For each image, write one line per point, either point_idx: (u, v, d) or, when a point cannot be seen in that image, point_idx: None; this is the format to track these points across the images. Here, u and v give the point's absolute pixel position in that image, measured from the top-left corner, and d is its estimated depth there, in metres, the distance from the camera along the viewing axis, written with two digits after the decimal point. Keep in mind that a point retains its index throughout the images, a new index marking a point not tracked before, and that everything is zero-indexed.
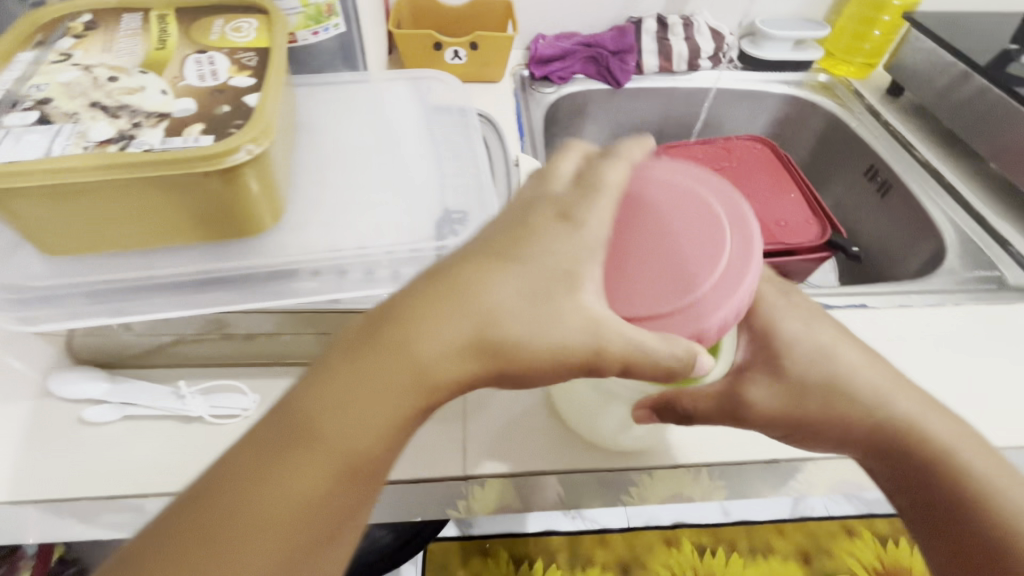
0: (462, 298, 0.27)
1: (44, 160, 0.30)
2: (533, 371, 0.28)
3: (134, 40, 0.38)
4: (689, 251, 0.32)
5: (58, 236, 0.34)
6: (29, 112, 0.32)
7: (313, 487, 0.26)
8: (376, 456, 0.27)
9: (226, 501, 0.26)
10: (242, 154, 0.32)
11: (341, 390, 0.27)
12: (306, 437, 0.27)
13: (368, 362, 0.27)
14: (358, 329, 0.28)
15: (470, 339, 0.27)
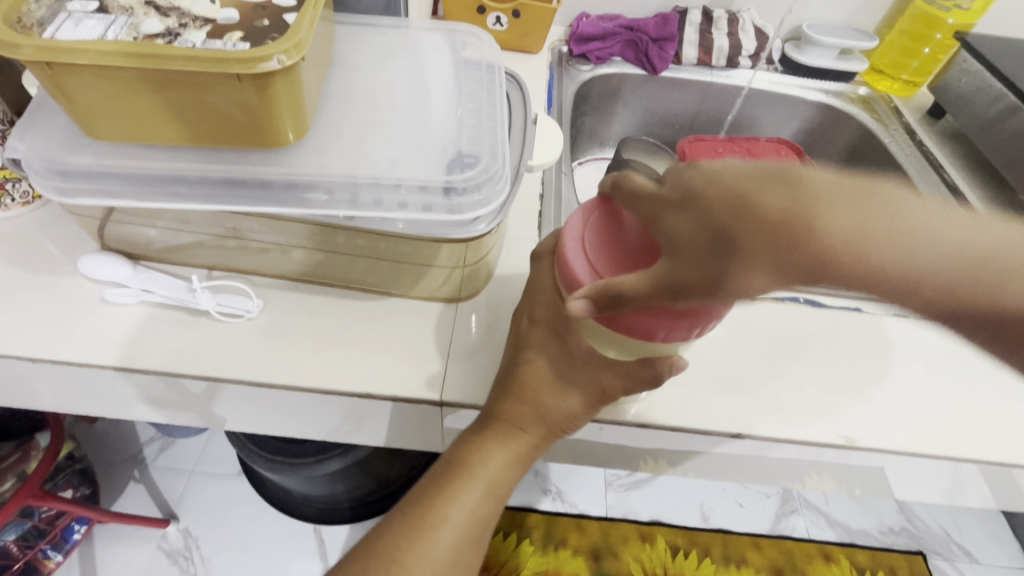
0: (548, 363, 0.42)
1: (98, 42, 0.33)
2: (592, 403, 0.41)
3: None
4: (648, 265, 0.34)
5: (101, 118, 0.37)
6: (91, 1, 0.35)
7: (530, 446, 0.42)
8: (526, 451, 0.42)
9: (473, 458, 0.41)
10: (274, 63, 0.34)
11: (564, 390, 0.41)
12: (522, 421, 0.42)
13: (550, 368, 0.42)
14: (534, 354, 0.42)
15: (572, 404, 0.41)
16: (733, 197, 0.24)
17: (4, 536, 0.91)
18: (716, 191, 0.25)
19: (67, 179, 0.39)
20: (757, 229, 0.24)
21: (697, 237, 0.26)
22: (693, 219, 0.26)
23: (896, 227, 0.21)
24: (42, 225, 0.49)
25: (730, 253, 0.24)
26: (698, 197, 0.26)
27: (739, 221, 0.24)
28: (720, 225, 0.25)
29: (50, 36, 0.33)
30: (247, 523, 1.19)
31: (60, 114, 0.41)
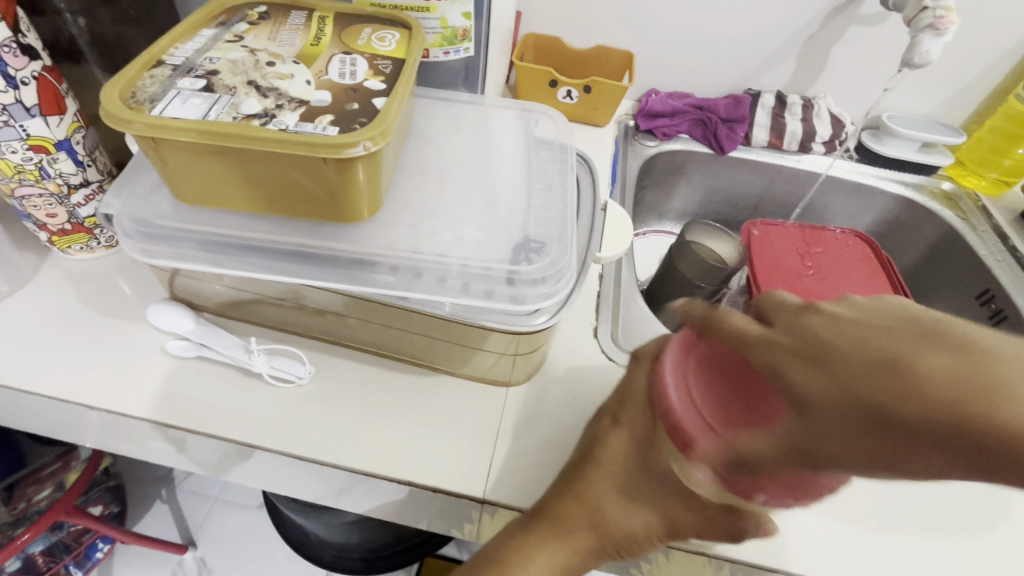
0: (616, 472, 0.37)
1: (200, 121, 0.34)
2: (668, 526, 0.36)
3: (295, 35, 0.43)
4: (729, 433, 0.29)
5: (191, 186, 0.39)
6: (199, 79, 0.37)
7: (581, 558, 0.37)
8: (579, 562, 0.37)
9: (519, 560, 0.36)
10: (359, 149, 0.35)
11: (633, 507, 0.36)
12: (575, 528, 0.36)
13: (623, 477, 0.36)
14: (602, 456, 0.37)
15: (641, 523, 0.36)
16: (884, 355, 0.20)
17: (32, 547, 0.92)
18: (856, 342, 0.22)
19: (149, 241, 0.41)
20: (901, 406, 0.19)
21: (829, 395, 0.22)
22: (843, 357, 0.22)
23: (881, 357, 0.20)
24: (120, 268, 0.51)
25: (808, 357, 0.23)
26: (829, 347, 0.22)
27: (902, 386, 0.19)
28: (842, 389, 0.21)
29: (158, 113, 0.34)
30: (263, 560, 1.17)
31: (154, 177, 0.43)
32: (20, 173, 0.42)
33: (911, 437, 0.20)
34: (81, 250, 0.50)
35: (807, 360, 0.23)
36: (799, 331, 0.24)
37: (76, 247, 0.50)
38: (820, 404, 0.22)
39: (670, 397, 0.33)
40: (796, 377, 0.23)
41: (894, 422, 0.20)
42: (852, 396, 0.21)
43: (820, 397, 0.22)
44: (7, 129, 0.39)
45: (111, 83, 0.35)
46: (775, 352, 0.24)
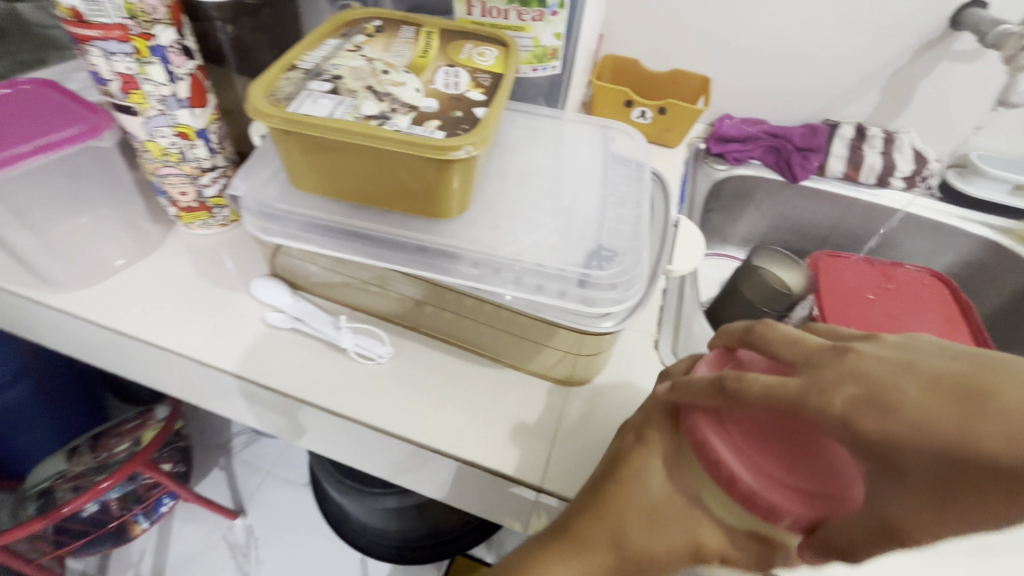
0: (637, 482, 0.32)
1: (327, 119, 0.39)
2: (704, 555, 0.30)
3: (406, 48, 0.48)
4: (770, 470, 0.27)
5: (306, 175, 0.44)
6: (326, 83, 0.42)
7: None
8: None
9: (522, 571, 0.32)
10: (461, 152, 0.38)
11: (660, 530, 0.31)
12: (595, 549, 0.31)
13: (645, 496, 0.31)
14: (626, 476, 0.33)
15: (674, 547, 0.31)
16: (959, 396, 0.20)
17: (110, 493, 1.02)
18: (924, 382, 0.22)
19: (265, 220, 0.46)
20: (1005, 457, 0.19)
21: (904, 441, 0.21)
22: (915, 399, 0.21)
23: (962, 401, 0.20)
24: (228, 244, 0.58)
25: (873, 401, 0.22)
26: (894, 389, 0.22)
27: (983, 429, 0.19)
28: (952, 436, 0.20)
29: (293, 110, 0.40)
30: (304, 536, 1.23)
31: (274, 165, 0.49)
32: (165, 155, 0.49)
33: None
34: (201, 226, 0.57)
35: (899, 419, 0.21)
36: (860, 382, 0.23)
37: (197, 223, 0.56)
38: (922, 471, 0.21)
39: (701, 427, 0.30)
40: (894, 450, 0.21)
41: (998, 473, 0.19)
42: (928, 443, 0.20)
43: (918, 465, 0.21)
44: (161, 116, 0.46)
45: (256, 81, 0.41)
46: (846, 421, 0.22)
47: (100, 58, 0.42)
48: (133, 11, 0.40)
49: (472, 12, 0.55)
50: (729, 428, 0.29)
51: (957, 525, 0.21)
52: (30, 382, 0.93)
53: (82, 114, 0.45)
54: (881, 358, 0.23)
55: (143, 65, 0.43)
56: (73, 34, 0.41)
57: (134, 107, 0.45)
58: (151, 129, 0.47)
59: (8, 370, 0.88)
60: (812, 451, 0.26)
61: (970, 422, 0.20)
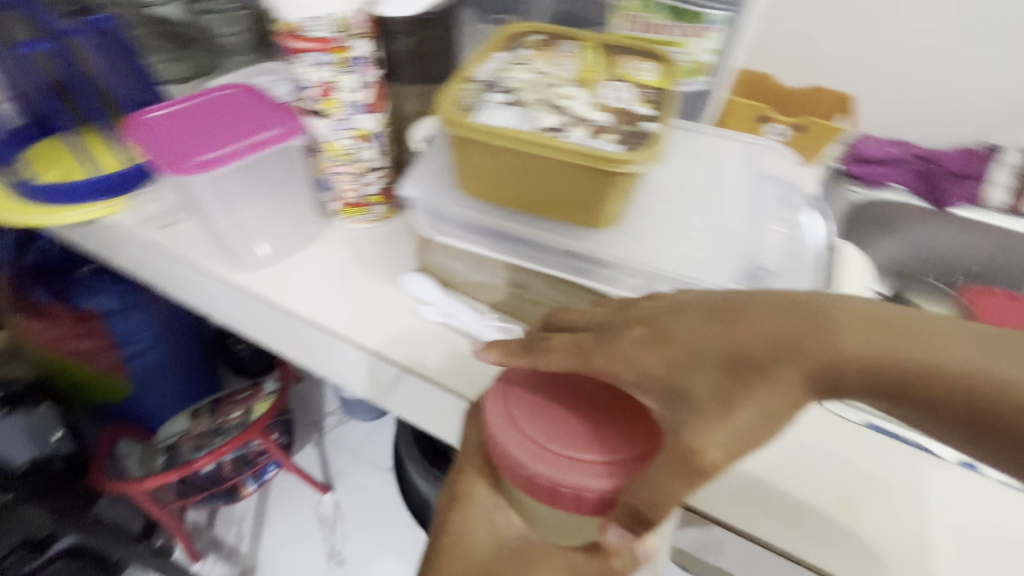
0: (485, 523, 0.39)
1: (508, 128, 0.41)
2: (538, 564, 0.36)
3: (570, 62, 0.50)
4: (551, 444, 0.35)
5: (474, 180, 0.48)
6: (503, 93, 0.45)
7: None
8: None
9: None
10: (634, 166, 0.40)
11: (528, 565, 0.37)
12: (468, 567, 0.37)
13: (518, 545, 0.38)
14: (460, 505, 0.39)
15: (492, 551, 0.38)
16: (874, 321, 0.27)
17: (228, 454, 1.12)
18: (860, 322, 0.27)
19: (434, 219, 0.51)
20: (766, 355, 0.28)
21: (834, 355, 0.27)
22: (850, 322, 0.27)
23: (878, 322, 0.27)
24: (375, 238, 0.62)
25: (820, 320, 0.28)
26: (835, 318, 0.28)
27: (893, 344, 0.27)
28: (882, 352, 0.26)
29: (478, 118, 0.42)
30: (384, 520, 1.29)
31: (439, 169, 0.53)
32: (341, 154, 0.54)
33: (789, 392, 0.27)
34: (362, 221, 0.62)
35: (656, 352, 0.31)
36: (712, 318, 0.30)
37: (358, 218, 0.61)
38: (686, 373, 0.29)
39: (491, 420, 0.37)
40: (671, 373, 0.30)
41: (897, 374, 0.26)
42: (851, 354, 0.27)
43: (682, 366, 0.30)
44: (345, 120, 0.51)
45: (443, 92, 0.44)
46: (665, 356, 0.30)
47: (306, 67, 0.47)
48: (344, 26, 0.45)
49: (628, 27, 0.56)
50: (520, 424, 0.36)
51: None
52: (164, 348, 1.11)
53: (281, 113, 0.51)
54: (713, 305, 0.31)
55: (340, 73, 0.48)
56: (287, 45, 0.46)
57: (324, 111, 0.50)
58: (335, 131, 0.51)
59: (147, 334, 1.07)
60: (629, 412, 0.36)
61: (784, 337, 0.28)
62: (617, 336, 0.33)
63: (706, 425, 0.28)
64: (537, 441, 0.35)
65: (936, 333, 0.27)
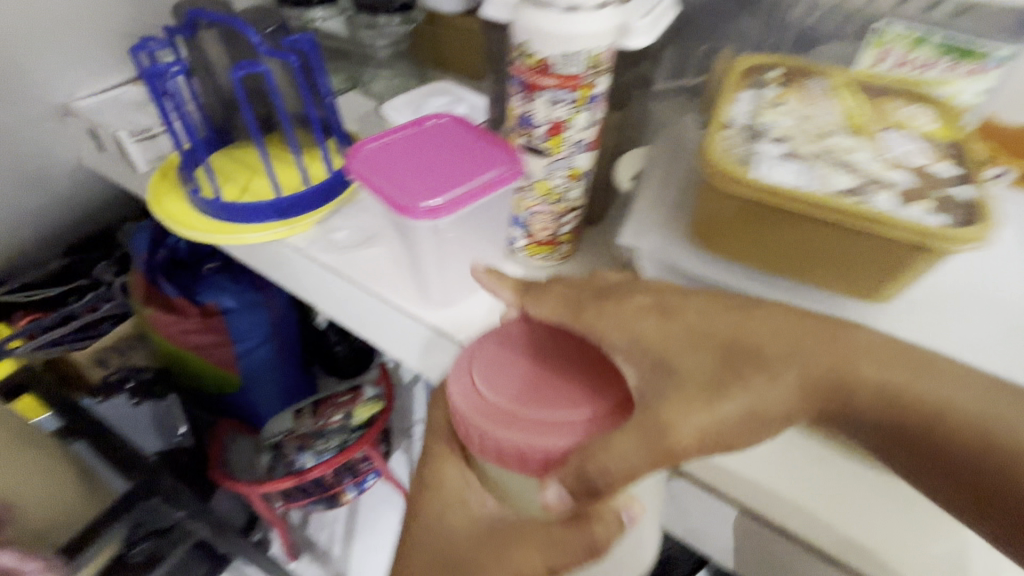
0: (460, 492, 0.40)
1: (801, 191, 0.36)
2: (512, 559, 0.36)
3: (831, 105, 0.44)
4: (541, 411, 0.36)
5: (721, 239, 0.42)
6: (775, 145, 0.39)
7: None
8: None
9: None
10: (966, 246, 0.33)
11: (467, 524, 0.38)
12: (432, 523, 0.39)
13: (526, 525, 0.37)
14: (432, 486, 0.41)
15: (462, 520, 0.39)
16: (859, 340, 0.32)
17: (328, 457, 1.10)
18: (876, 354, 0.32)
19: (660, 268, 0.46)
20: (769, 354, 0.32)
21: (826, 367, 0.31)
22: (846, 343, 0.32)
23: (871, 347, 0.32)
24: None
25: (826, 331, 0.33)
26: (842, 338, 0.33)
27: (873, 362, 0.31)
28: (844, 363, 0.32)
29: (759, 175, 0.37)
30: None
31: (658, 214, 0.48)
32: (548, 193, 0.49)
33: (789, 395, 0.31)
34: (541, 259, 0.55)
35: (606, 318, 0.36)
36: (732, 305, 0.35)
37: (538, 255, 0.54)
38: (623, 322, 0.35)
39: (459, 394, 0.38)
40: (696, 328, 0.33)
41: (876, 389, 0.31)
42: (836, 367, 0.32)
43: (627, 319, 0.35)
44: (564, 158, 0.46)
45: (708, 141, 0.39)
46: (676, 331, 0.33)
47: (542, 102, 0.43)
48: (595, 62, 0.41)
49: (881, 61, 0.49)
50: (477, 377, 0.39)
51: (750, 416, 0.31)
52: (271, 346, 1.03)
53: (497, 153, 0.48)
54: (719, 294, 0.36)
55: (576, 111, 0.43)
56: (526, 79, 0.42)
57: (547, 149, 0.46)
58: (551, 170, 0.47)
59: (258, 332, 0.99)
60: (605, 371, 0.38)
61: (801, 343, 0.32)
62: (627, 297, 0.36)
63: (702, 380, 0.31)
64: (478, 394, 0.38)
65: (951, 366, 0.31)
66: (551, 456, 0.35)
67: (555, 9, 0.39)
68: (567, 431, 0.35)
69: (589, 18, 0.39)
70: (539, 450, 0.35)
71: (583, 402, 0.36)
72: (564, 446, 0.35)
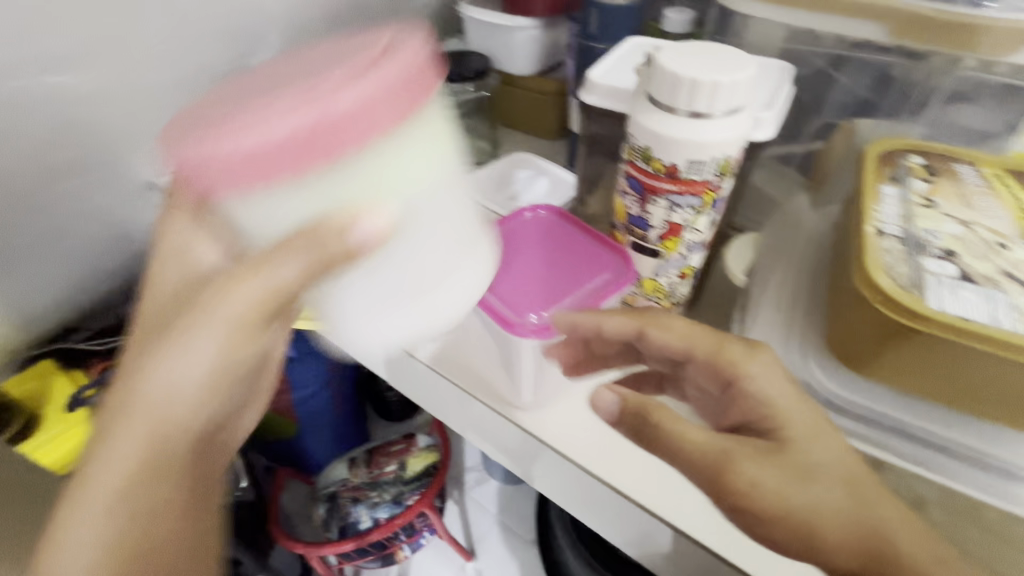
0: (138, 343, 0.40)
1: (999, 331, 0.30)
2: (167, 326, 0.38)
3: (994, 202, 0.39)
4: (282, 93, 0.27)
5: (882, 369, 0.36)
6: (947, 263, 0.34)
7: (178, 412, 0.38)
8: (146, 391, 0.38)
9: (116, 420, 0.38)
10: None
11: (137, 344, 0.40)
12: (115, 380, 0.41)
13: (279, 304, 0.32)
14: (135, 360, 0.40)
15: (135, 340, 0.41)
16: (896, 520, 0.37)
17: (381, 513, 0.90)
18: (909, 535, 0.37)
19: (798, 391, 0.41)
20: (818, 457, 0.38)
21: (852, 538, 0.37)
22: (894, 529, 0.37)
23: (894, 524, 0.37)
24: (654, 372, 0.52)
25: (874, 532, 0.37)
26: (883, 526, 0.37)
27: (903, 552, 0.36)
28: (880, 546, 0.37)
29: (938, 308, 0.32)
30: None
31: (782, 323, 0.44)
32: (655, 291, 0.46)
33: (815, 501, 0.37)
34: None
35: (657, 332, 0.44)
36: (790, 383, 0.41)
37: None
38: (677, 347, 0.44)
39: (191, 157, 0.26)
40: (770, 409, 0.40)
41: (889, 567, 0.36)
42: (862, 544, 0.37)
43: (674, 344, 0.44)
44: (678, 259, 0.43)
45: (866, 263, 0.34)
46: (696, 340, 0.44)
47: (660, 207, 0.40)
48: (724, 167, 0.37)
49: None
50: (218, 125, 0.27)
51: (787, 520, 0.38)
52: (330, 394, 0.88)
53: (598, 248, 0.45)
54: (805, 403, 0.40)
55: (698, 215, 0.40)
56: (644, 184, 0.39)
57: (660, 251, 0.43)
58: (661, 270, 0.44)
59: (318, 380, 0.85)
60: (678, 445, 0.40)
61: (849, 466, 0.38)
62: (762, 362, 0.41)
63: (702, 456, 0.39)
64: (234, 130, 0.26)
65: (904, 511, 0.37)
66: (377, 120, 0.26)
67: (682, 116, 0.35)
68: (314, 107, 0.25)
69: (721, 125, 0.35)
70: (266, 137, 0.25)
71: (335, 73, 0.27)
72: (290, 131, 0.25)
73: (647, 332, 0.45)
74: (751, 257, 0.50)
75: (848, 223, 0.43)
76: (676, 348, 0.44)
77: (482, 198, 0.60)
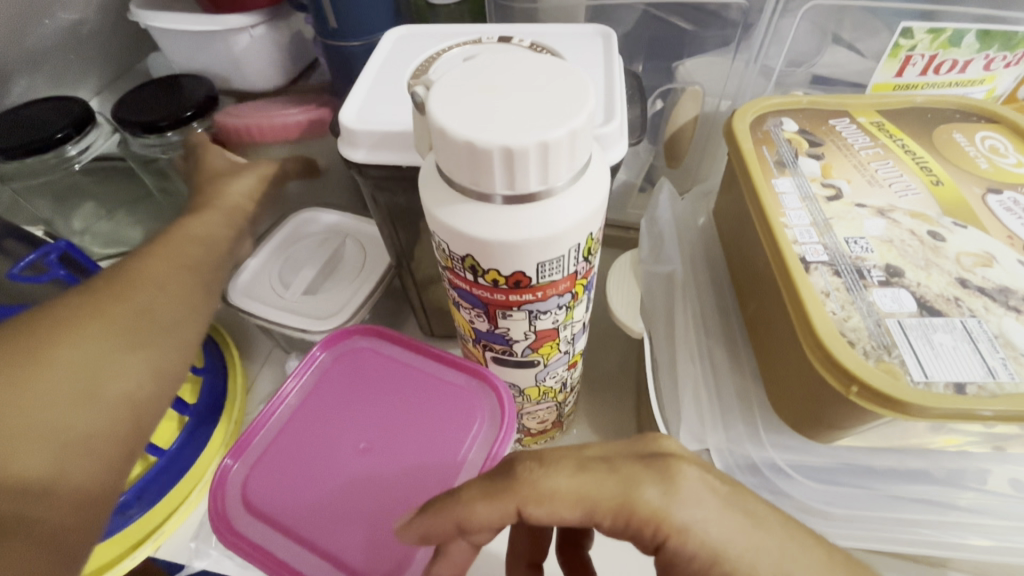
0: (59, 344, 0.26)
1: (1007, 391, 0.22)
2: (104, 382, 0.26)
3: (894, 168, 0.31)
4: (287, 105, 0.42)
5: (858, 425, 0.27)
6: (897, 292, 0.25)
7: (121, 435, 0.26)
8: (141, 395, 0.27)
9: (47, 346, 0.26)
10: None
11: (68, 356, 0.26)
12: None
13: (200, 246, 0.34)
14: (37, 338, 0.26)
15: (68, 383, 0.25)
16: None
17: None
18: None
19: (761, 472, 0.31)
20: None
21: None
22: None
23: None
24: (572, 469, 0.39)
25: None
26: None
27: None
28: None
29: (924, 381, 0.22)
30: None
31: (709, 387, 0.33)
32: (543, 394, 0.32)
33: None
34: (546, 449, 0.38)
35: (529, 501, 0.22)
36: (732, 507, 0.21)
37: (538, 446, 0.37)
38: (567, 514, 0.22)
39: (227, 121, 0.40)
40: (718, 567, 0.21)
41: None
42: None
43: (563, 514, 0.22)
44: (562, 357, 0.29)
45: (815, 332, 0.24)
46: (592, 494, 0.22)
47: (519, 319, 0.25)
48: (589, 248, 0.23)
49: (904, 72, 0.37)
50: (246, 116, 0.40)
51: None
52: None
53: (474, 383, 0.30)
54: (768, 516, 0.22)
55: (572, 309, 0.26)
56: (483, 298, 0.24)
57: (536, 359, 0.28)
58: (544, 375, 0.30)
59: None
60: None
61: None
62: (690, 498, 0.21)
63: None
64: (237, 121, 0.39)
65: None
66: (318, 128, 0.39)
67: (500, 202, 0.20)
68: (309, 114, 0.39)
69: (567, 201, 0.21)
70: (283, 120, 0.38)
71: (315, 104, 0.41)
72: (296, 118, 0.39)
73: (522, 472, 0.23)
74: (639, 292, 0.38)
75: (746, 233, 0.33)
76: (555, 500, 0.22)
77: (261, 312, 0.38)
